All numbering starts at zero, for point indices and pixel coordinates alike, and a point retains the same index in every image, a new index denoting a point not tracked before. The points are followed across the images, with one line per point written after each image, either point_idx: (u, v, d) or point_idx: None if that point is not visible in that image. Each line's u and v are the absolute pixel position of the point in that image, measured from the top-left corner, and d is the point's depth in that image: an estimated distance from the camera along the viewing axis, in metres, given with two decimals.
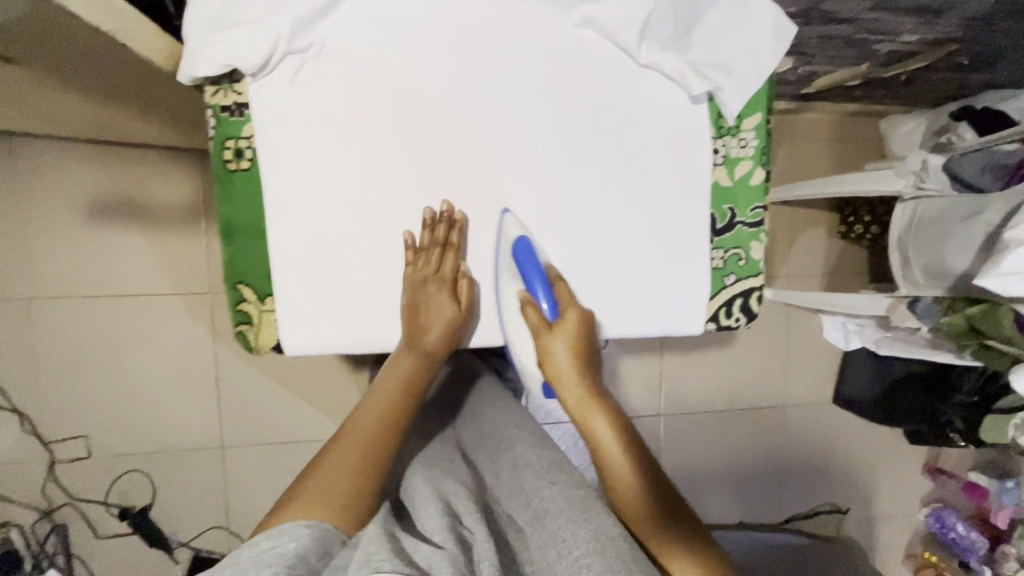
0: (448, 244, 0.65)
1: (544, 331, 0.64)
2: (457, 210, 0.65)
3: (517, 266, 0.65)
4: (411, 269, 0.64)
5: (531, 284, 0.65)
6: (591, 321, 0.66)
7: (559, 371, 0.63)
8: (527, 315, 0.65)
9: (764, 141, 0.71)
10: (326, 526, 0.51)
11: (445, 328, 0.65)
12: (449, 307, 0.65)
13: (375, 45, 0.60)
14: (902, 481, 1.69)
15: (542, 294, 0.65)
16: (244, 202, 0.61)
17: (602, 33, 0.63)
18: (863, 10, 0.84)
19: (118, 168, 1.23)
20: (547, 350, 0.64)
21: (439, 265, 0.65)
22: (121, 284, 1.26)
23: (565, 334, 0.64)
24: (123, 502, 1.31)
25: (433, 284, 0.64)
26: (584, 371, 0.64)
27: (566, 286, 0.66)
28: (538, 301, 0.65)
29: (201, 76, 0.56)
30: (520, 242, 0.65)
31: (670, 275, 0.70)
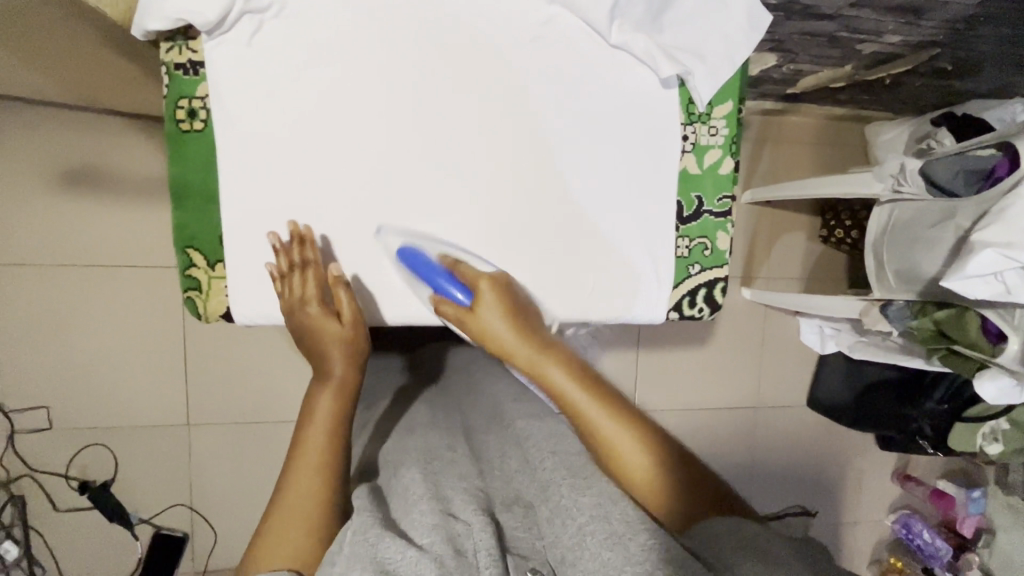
0: (306, 261, 0.60)
1: (466, 315, 0.60)
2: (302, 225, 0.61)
3: (416, 274, 0.62)
4: (283, 299, 0.61)
5: (434, 280, 0.61)
6: (501, 280, 0.62)
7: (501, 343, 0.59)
8: (445, 311, 0.61)
9: (735, 131, 0.70)
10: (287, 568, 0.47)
11: (341, 348, 0.60)
12: (332, 329, 0.60)
13: (336, 7, 0.58)
14: (870, 485, 1.71)
15: (449, 284, 0.61)
16: (197, 165, 0.60)
17: (572, 11, 0.62)
18: (843, 7, 0.84)
19: (91, 135, 1.21)
20: (480, 327, 0.60)
21: (303, 289, 0.60)
22: (88, 254, 1.23)
23: (492, 303, 0.60)
24: (84, 476, 1.29)
25: (303, 308, 0.60)
26: (517, 326, 0.60)
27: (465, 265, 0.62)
28: (448, 291, 0.61)
29: (154, 30, 0.55)
30: (401, 251, 0.62)
31: (633, 255, 0.68)
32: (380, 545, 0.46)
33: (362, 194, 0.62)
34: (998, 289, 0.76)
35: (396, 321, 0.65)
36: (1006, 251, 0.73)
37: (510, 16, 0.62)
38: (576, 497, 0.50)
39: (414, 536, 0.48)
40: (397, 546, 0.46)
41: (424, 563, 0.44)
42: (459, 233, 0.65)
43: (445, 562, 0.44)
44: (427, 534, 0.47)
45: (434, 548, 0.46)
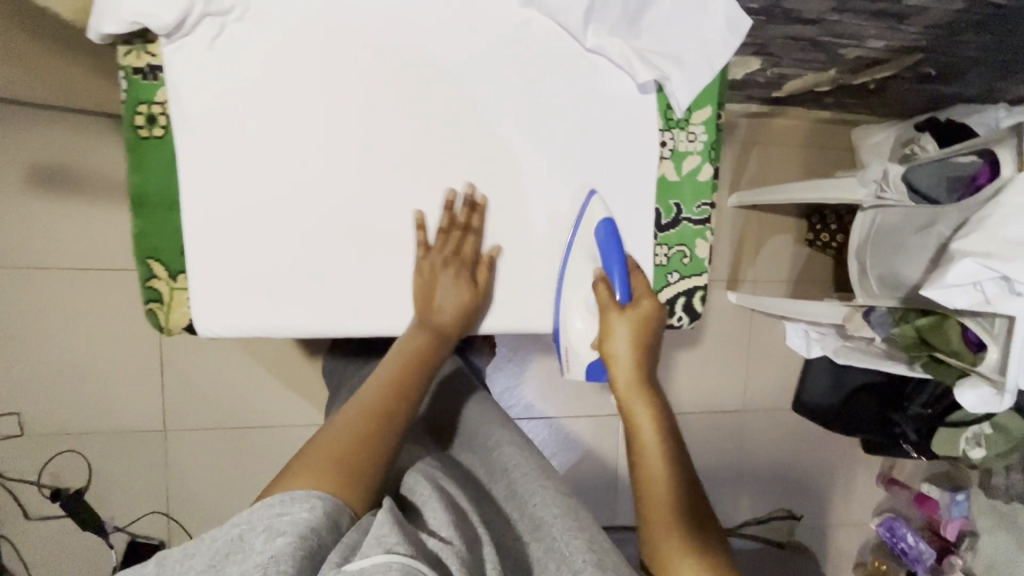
0: (469, 228, 0.63)
1: (612, 310, 0.61)
2: (480, 194, 0.63)
3: (601, 252, 0.63)
4: (434, 247, 0.62)
5: (610, 266, 0.63)
6: (660, 321, 0.62)
7: (617, 355, 0.59)
8: (598, 293, 0.62)
9: (714, 137, 0.68)
10: (337, 499, 0.43)
11: (461, 311, 0.62)
12: (462, 292, 0.62)
13: (300, 9, 0.56)
14: (854, 488, 1.71)
15: (618, 277, 0.62)
16: (157, 172, 0.57)
17: (546, 14, 0.60)
18: (826, 12, 0.83)
19: (62, 135, 1.18)
20: (607, 331, 0.61)
21: (461, 247, 0.63)
22: (61, 258, 1.20)
23: (639, 327, 0.60)
24: (56, 483, 1.26)
25: (450, 265, 0.62)
26: (642, 357, 0.59)
27: (641, 276, 0.64)
28: (613, 282, 0.62)
29: (109, 34, 0.53)
30: (605, 224, 0.63)
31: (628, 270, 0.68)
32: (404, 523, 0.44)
33: (460, 185, 0.63)
34: (977, 299, 0.75)
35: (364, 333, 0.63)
36: (985, 260, 0.72)
37: (483, 19, 0.60)
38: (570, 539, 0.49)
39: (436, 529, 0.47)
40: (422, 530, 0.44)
41: (449, 552, 0.43)
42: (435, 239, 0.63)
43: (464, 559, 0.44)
44: (449, 530, 0.47)
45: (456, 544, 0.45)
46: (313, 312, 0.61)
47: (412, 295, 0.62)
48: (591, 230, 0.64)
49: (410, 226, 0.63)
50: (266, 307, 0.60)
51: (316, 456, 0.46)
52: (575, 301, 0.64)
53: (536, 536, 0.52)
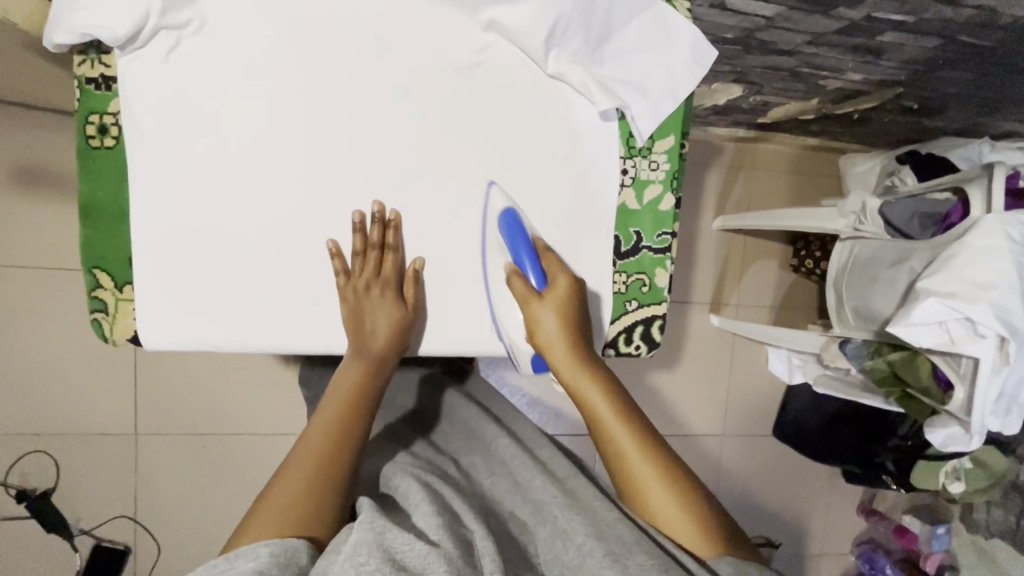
0: (385, 246, 0.62)
1: (534, 301, 0.61)
2: (390, 210, 0.62)
3: (506, 241, 0.63)
4: (351, 274, 0.61)
5: (518, 256, 0.62)
6: (580, 289, 0.64)
7: (549, 340, 0.61)
8: (514, 288, 0.62)
9: (676, 166, 0.68)
10: (289, 539, 0.47)
11: (395, 329, 0.61)
12: (393, 310, 0.61)
13: (258, 27, 0.56)
14: (834, 517, 1.69)
15: (528, 264, 0.62)
16: (108, 182, 0.57)
17: (507, 38, 0.60)
18: (801, 44, 0.82)
19: (45, 135, 1.18)
20: (535, 320, 0.61)
21: (379, 269, 0.61)
22: (37, 257, 1.20)
23: (556, 310, 0.61)
24: (22, 484, 1.24)
25: (374, 288, 0.61)
26: (574, 333, 0.61)
27: (552, 257, 0.64)
28: (524, 272, 0.62)
29: (62, 44, 0.52)
30: (506, 214, 0.62)
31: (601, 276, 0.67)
32: (387, 534, 0.45)
33: (367, 204, 0.61)
34: (942, 338, 0.78)
35: (314, 351, 0.62)
36: (949, 301, 0.74)
37: (442, 41, 0.60)
38: (575, 523, 0.51)
39: (426, 532, 0.47)
40: (407, 538, 0.45)
41: (435, 558, 0.44)
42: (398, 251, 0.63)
43: (454, 559, 0.45)
44: (438, 531, 0.47)
45: (444, 546, 0.46)
46: (260, 328, 0.61)
47: (345, 323, 0.61)
48: (495, 224, 0.63)
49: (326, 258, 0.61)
50: (214, 320, 0.60)
51: (267, 506, 0.49)
52: (500, 305, 0.64)
53: (539, 520, 0.54)
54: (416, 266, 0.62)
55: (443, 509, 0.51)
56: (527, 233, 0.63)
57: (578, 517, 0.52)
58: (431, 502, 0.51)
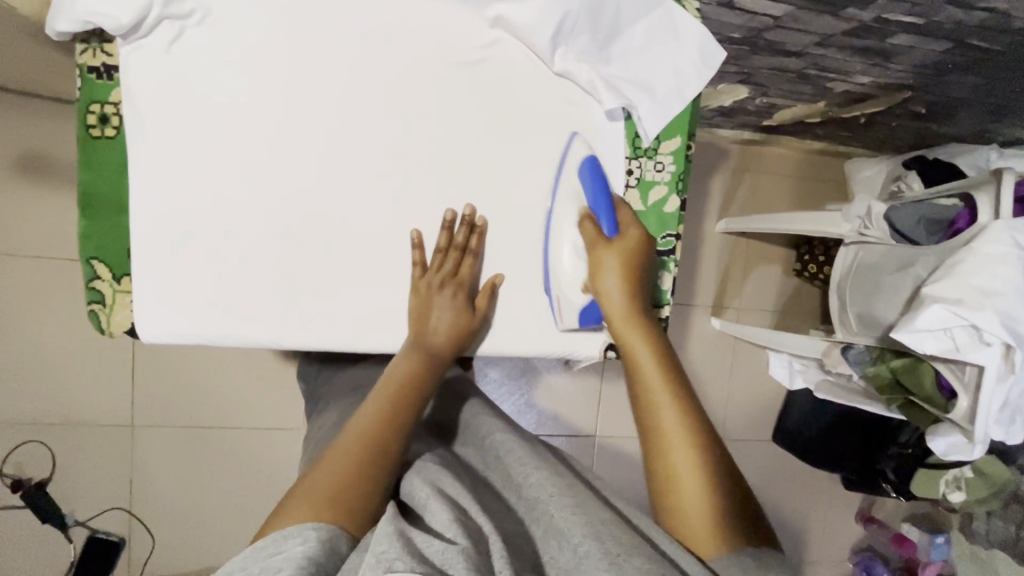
0: (468, 249, 0.62)
1: (600, 246, 0.60)
2: (480, 216, 0.63)
3: (585, 187, 0.62)
4: (431, 268, 0.61)
5: (595, 202, 0.61)
6: (648, 254, 0.61)
7: (609, 289, 0.58)
8: (583, 229, 0.61)
9: (681, 168, 0.68)
10: (332, 524, 0.41)
11: (462, 332, 0.61)
12: (462, 312, 0.61)
13: (262, 17, 0.56)
14: (833, 524, 1.68)
15: (603, 211, 0.61)
16: (108, 172, 0.57)
17: (513, 35, 0.60)
18: (809, 46, 0.81)
19: (48, 125, 1.18)
20: (598, 264, 0.59)
21: (458, 268, 0.61)
22: (37, 246, 1.20)
23: (620, 264, 0.59)
24: (19, 474, 1.24)
25: (448, 286, 0.61)
26: (635, 294, 0.58)
27: (626, 213, 0.62)
28: (598, 217, 0.61)
29: (64, 32, 0.52)
30: (588, 161, 0.62)
31: None
32: (404, 531, 0.41)
33: (461, 206, 0.62)
34: (946, 345, 0.77)
35: (314, 346, 0.62)
36: (954, 307, 0.73)
37: (447, 36, 0.59)
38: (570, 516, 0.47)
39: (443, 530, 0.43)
40: (426, 535, 0.41)
41: (452, 554, 0.40)
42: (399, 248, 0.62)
43: (471, 556, 0.40)
44: (453, 528, 0.43)
45: (461, 543, 0.42)
46: (260, 322, 0.60)
47: (410, 318, 0.61)
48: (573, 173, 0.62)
49: (408, 246, 0.62)
50: (214, 313, 0.59)
51: (317, 482, 0.44)
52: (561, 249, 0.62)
53: (535, 518, 0.50)
54: (495, 278, 0.64)
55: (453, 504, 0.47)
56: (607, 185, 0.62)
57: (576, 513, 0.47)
58: (442, 498, 0.47)
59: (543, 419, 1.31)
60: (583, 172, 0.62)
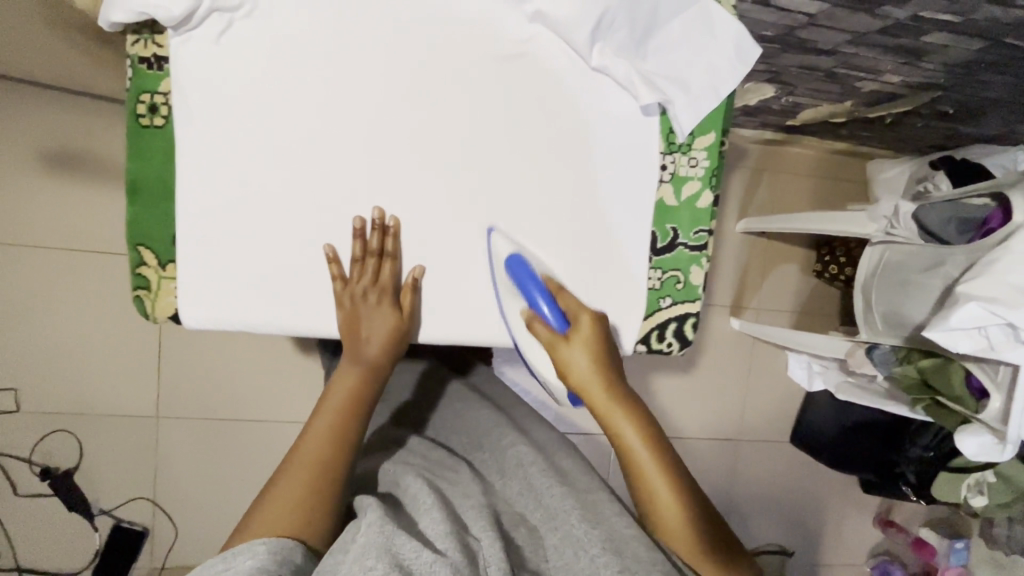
0: (384, 252, 0.62)
1: (560, 343, 0.60)
2: (390, 217, 0.61)
3: (516, 283, 0.62)
4: (349, 282, 0.61)
5: (532, 296, 0.61)
6: (605, 326, 0.62)
7: (581, 381, 0.58)
8: (538, 332, 0.61)
9: (716, 163, 0.68)
10: (285, 537, 0.46)
11: (391, 336, 0.62)
12: (389, 316, 0.62)
13: (308, 11, 0.57)
14: (850, 528, 1.66)
15: (544, 301, 0.61)
16: (157, 161, 0.58)
17: (552, 30, 0.60)
18: (841, 43, 0.81)
19: (81, 119, 1.21)
20: (564, 361, 0.59)
21: (377, 276, 0.61)
22: (65, 238, 1.23)
23: (582, 348, 0.59)
24: (46, 462, 1.27)
25: (371, 295, 0.61)
26: (607, 370, 0.59)
27: (568, 296, 0.63)
28: (543, 315, 0.61)
29: (118, 22, 0.53)
30: (513, 258, 0.62)
31: (628, 272, 0.67)
32: (395, 539, 0.45)
33: (369, 210, 0.61)
34: (980, 344, 0.76)
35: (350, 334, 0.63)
36: (990, 305, 0.72)
37: (487, 29, 0.60)
38: (587, 531, 0.51)
39: (430, 539, 0.47)
40: (415, 545, 0.45)
41: (441, 565, 0.44)
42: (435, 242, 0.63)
43: (460, 568, 0.44)
44: (445, 540, 0.47)
45: (451, 555, 0.45)
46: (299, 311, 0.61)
47: (341, 331, 0.62)
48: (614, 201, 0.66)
49: (323, 262, 0.61)
50: (255, 302, 0.60)
51: (268, 504, 0.49)
52: (529, 343, 0.64)
53: (551, 528, 0.53)
54: (416, 274, 0.63)
55: (451, 516, 0.51)
56: (536, 273, 0.62)
57: (595, 528, 0.51)
58: (441, 508, 0.51)
59: (560, 416, 1.32)
60: (510, 266, 0.63)
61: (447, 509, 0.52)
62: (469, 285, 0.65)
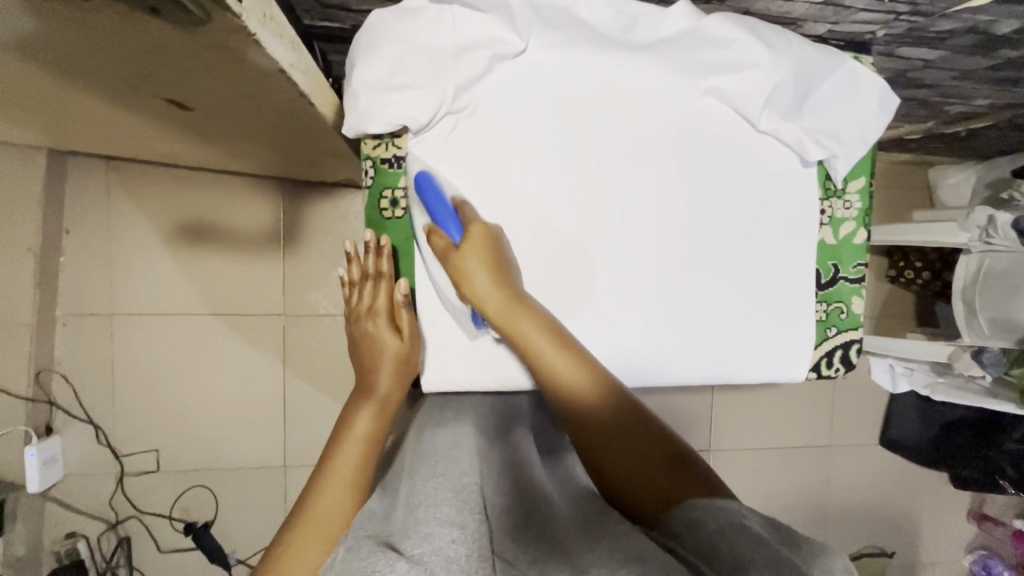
0: (381, 274, 0.66)
1: (453, 254, 0.61)
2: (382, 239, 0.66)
3: (425, 200, 0.63)
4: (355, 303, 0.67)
5: (437, 216, 0.62)
6: (498, 239, 0.63)
7: (473, 291, 0.60)
8: (433, 243, 0.62)
9: (867, 204, 0.75)
10: None
11: (395, 362, 0.63)
12: (390, 340, 0.64)
13: (518, 105, 0.65)
14: (945, 525, 1.69)
15: (448, 221, 0.62)
16: (396, 247, 0.67)
17: (725, 101, 0.68)
18: (945, 79, 0.89)
19: (205, 193, 1.31)
20: (457, 272, 0.61)
21: (373, 299, 0.66)
22: (195, 304, 1.32)
23: (474, 258, 0.61)
24: (186, 517, 1.34)
25: (370, 318, 0.65)
26: (495, 283, 0.61)
27: (472, 210, 0.63)
28: (444, 228, 0.62)
29: (369, 131, 0.63)
30: (421, 174, 0.63)
31: (792, 308, 0.73)
32: (365, 556, 0.44)
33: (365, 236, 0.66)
34: None
35: None
36: None
37: (669, 106, 0.68)
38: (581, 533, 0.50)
39: (404, 546, 0.46)
40: (386, 560, 0.43)
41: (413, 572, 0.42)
42: (631, 298, 0.70)
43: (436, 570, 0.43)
44: (419, 544, 0.45)
45: (427, 560, 0.44)
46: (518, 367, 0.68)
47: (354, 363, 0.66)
48: (779, 245, 0.73)
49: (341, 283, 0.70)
50: (484, 361, 0.68)
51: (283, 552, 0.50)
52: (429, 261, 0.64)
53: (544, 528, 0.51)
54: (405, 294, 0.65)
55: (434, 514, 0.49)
56: (445, 193, 0.63)
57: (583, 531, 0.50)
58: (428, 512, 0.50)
59: None
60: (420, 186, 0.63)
61: (431, 509, 0.50)
62: (660, 334, 0.70)
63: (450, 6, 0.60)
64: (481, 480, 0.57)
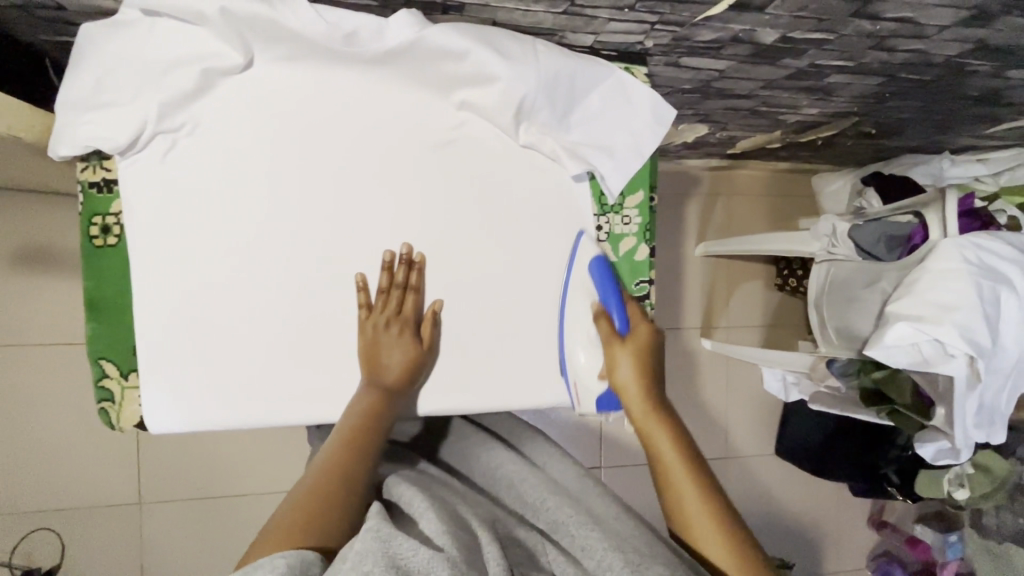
0: (408, 285, 0.65)
1: (616, 344, 0.65)
2: (417, 252, 0.66)
3: (596, 286, 0.68)
4: (383, 301, 0.64)
5: (605, 298, 0.67)
6: (658, 345, 0.66)
7: (624, 383, 0.63)
8: (600, 327, 0.66)
9: (647, 219, 0.72)
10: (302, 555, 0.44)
11: (408, 364, 0.64)
12: (405, 346, 0.64)
13: (245, 124, 0.61)
14: (847, 531, 1.68)
15: (614, 306, 0.66)
16: (111, 277, 0.61)
17: (479, 113, 0.65)
18: (755, 89, 0.88)
19: (43, 215, 1.22)
20: (612, 362, 0.64)
21: (400, 305, 0.64)
22: (34, 335, 1.23)
23: (629, 361, 0.64)
24: (28, 563, 1.24)
25: (392, 323, 0.64)
26: (648, 385, 0.63)
27: (635, 307, 0.68)
28: (610, 313, 0.66)
29: (67, 154, 0.58)
30: (596, 262, 0.68)
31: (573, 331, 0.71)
32: (393, 540, 0.44)
33: (398, 246, 0.66)
34: (916, 358, 0.81)
35: (302, 423, 0.64)
36: (917, 323, 0.78)
37: (421, 123, 0.65)
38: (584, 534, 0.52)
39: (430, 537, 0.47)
40: (412, 543, 0.44)
41: (438, 562, 0.43)
42: None
43: (457, 563, 0.43)
44: (444, 536, 0.46)
45: (449, 550, 0.45)
46: (256, 404, 0.63)
47: (359, 359, 0.64)
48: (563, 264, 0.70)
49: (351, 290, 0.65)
50: (216, 400, 0.62)
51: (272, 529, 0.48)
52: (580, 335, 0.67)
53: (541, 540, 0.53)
54: (433, 305, 0.66)
55: (446, 515, 0.51)
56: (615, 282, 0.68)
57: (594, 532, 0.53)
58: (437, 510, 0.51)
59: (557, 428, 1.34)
60: (594, 271, 0.68)
61: (445, 510, 0.52)
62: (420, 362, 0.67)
63: (158, 18, 0.55)
64: (476, 498, 0.60)
